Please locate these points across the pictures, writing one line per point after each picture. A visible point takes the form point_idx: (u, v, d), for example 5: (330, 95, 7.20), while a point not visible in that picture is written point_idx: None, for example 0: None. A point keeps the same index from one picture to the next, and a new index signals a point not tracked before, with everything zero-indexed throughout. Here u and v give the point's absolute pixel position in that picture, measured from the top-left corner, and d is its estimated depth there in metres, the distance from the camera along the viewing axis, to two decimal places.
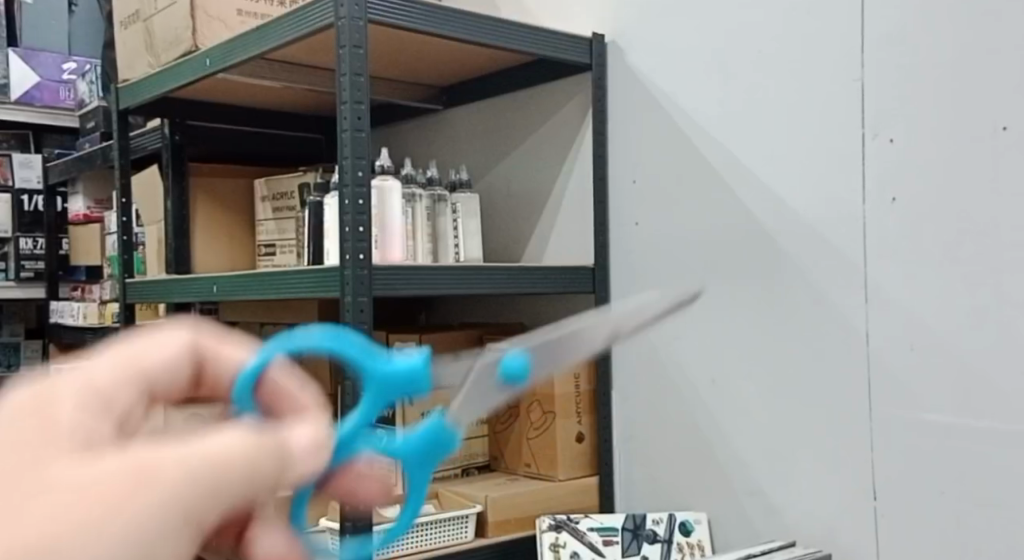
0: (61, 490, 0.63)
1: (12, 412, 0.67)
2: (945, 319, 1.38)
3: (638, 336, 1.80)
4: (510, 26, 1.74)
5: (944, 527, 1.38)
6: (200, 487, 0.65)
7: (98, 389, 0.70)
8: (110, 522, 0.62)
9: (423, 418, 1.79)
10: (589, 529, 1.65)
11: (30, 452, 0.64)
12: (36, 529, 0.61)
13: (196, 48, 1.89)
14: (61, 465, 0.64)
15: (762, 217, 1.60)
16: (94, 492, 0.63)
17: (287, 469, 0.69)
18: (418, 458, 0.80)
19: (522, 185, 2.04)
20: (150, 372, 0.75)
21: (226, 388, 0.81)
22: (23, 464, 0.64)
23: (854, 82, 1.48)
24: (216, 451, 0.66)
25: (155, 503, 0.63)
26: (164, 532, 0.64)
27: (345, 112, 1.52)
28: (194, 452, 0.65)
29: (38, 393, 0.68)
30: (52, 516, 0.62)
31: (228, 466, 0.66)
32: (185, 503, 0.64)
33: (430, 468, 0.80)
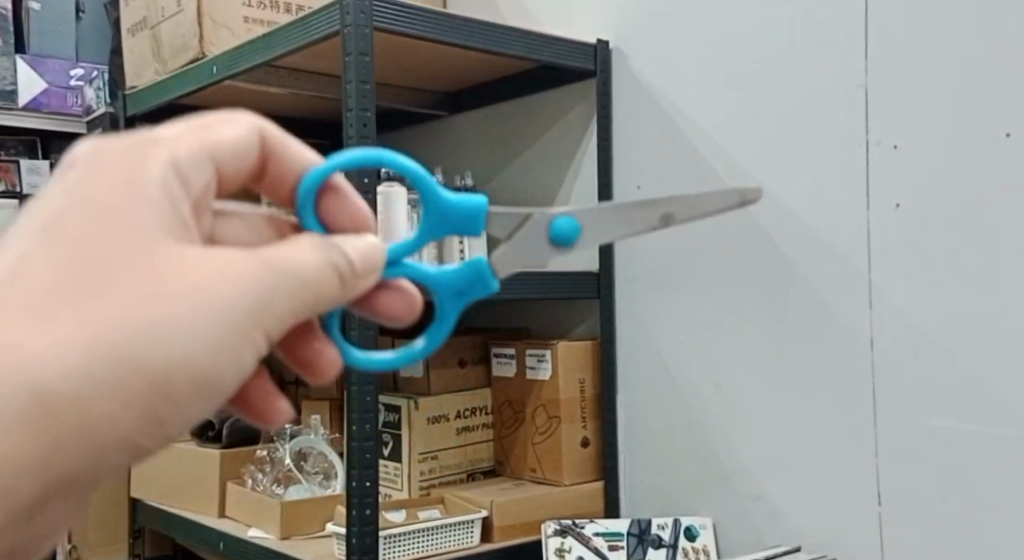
0: (174, 292, 0.70)
1: (122, 196, 0.72)
2: (948, 324, 1.38)
3: (643, 341, 1.81)
4: (515, 33, 1.75)
5: (947, 532, 1.39)
6: (290, 306, 0.73)
7: (189, 175, 0.75)
8: (215, 327, 0.70)
9: (429, 423, 1.79)
10: (594, 534, 1.66)
11: (145, 248, 0.70)
12: (144, 331, 0.68)
13: (204, 55, 1.91)
14: (173, 265, 0.71)
15: (766, 223, 1.61)
16: (205, 300, 0.70)
17: (353, 278, 0.77)
18: (453, 293, 0.93)
19: (527, 192, 2.05)
20: (226, 150, 0.79)
21: (291, 179, 0.86)
22: (139, 257, 0.70)
23: (858, 88, 1.48)
24: (303, 268, 0.73)
25: (238, 310, 0.71)
26: (244, 336, 0.72)
27: (350, 118, 1.53)
28: (267, 261, 0.73)
29: (142, 175, 0.73)
30: (168, 316, 0.69)
31: (297, 274, 0.73)
32: (262, 312, 0.72)
33: (462, 301, 0.93)
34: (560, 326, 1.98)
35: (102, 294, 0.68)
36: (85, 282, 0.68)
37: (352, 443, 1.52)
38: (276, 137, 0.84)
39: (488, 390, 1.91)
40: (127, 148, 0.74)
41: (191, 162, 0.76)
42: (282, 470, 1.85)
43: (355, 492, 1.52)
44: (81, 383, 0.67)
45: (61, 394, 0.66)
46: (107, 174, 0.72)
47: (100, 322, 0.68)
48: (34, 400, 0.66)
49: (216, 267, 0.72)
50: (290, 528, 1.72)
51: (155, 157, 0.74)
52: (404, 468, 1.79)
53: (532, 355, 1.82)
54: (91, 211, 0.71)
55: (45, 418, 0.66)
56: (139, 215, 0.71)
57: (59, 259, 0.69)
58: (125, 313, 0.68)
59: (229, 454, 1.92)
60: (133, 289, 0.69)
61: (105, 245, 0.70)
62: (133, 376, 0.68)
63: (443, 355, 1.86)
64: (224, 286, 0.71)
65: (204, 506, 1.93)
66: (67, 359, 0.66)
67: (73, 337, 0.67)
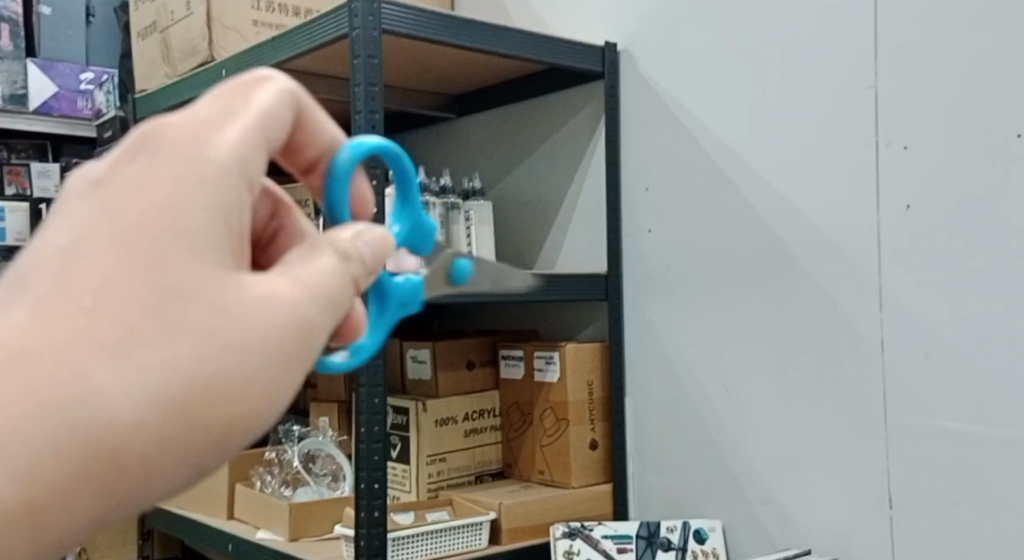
0: (235, 321, 0.58)
1: (183, 195, 0.58)
2: (958, 326, 1.37)
3: (651, 343, 1.80)
4: (524, 36, 1.74)
5: (959, 536, 1.38)
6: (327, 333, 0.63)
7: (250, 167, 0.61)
8: (278, 363, 0.60)
9: (436, 425, 1.79)
10: (603, 536, 1.66)
11: (200, 261, 0.58)
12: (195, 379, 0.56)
13: (213, 59, 1.91)
14: (234, 287, 0.59)
15: (774, 225, 1.60)
16: (267, 333, 0.59)
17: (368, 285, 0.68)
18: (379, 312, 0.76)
19: (535, 194, 2.05)
20: (275, 126, 0.64)
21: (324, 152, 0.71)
22: (200, 274, 0.58)
23: (868, 90, 1.48)
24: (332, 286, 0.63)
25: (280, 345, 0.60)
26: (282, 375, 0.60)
27: (358, 121, 1.53)
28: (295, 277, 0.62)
29: (199, 171, 0.59)
30: (230, 349, 0.58)
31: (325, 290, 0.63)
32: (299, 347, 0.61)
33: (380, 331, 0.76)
34: (568, 329, 1.98)
35: (160, 323, 0.56)
36: (143, 308, 0.56)
37: (360, 445, 1.52)
38: (307, 103, 0.68)
39: (496, 392, 1.91)
40: (177, 131, 0.60)
41: (249, 147, 0.62)
42: (290, 472, 1.86)
43: (364, 494, 1.51)
44: (145, 436, 0.55)
45: (126, 448, 0.54)
46: (156, 171, 0.59)
47: (161, 360, 0.56)
48: (100, 454, 0.54)
49: (271, 288, 0.61)
50: (298, 529, 1.72)
51: (209, 145, 0.60)
52: (412, 470, 1.79)
53: (540, 357, 1.82)
54: (145, 217, 0.57)
55: (105, 474, 0.54)
56: (198, 225, 0.58)
57: (113, 276, 0.56)
58: (187, 347, 0.57)
59: (238, 457, 1.92)
60: (192, 317, 0.57)
61: (164, 260, 0.57)
62: (200, 428, 0.57)
63: (450, 357, 1.86)
64: (285, 312, 0.60)
65: (213, 508, 1.94)
66: (128, 413, 0.54)
67: (135, 378, 0.55)
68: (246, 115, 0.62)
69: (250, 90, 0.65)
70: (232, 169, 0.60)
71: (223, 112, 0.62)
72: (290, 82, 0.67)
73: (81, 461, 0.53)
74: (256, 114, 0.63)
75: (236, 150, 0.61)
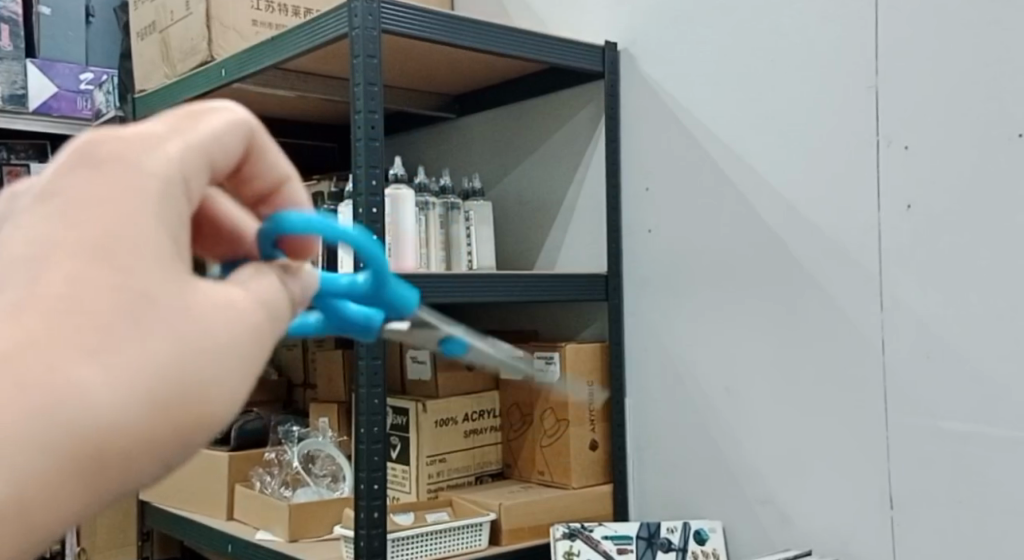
0: (203, 325, 0.52)
1: (145, 196, 0.52)
2: (960, 326, 1.37)
3: (651, 343, 1.80)
4: (524, 36, 1.74)
5: (962, 536, 1.37)
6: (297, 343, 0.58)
7: (200, 176, 0.55)
8: (246, 366, 0.54)
9: (436, 426, 1.79)
10: (602, 537, 1.65)
11: (170, 264, 0.52)
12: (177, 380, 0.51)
13: (213, 59, 1.91)
14: (200, 292, 0.53)
15: (775, 224, 1.60)
16: (245, 337, 0.54)
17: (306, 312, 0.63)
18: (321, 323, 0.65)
19: (535, 193, 2.04)
20: (228, 141, 0.57)
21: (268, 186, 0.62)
22: (166, 277, 0.52)
23: (870, 89, 1.47)
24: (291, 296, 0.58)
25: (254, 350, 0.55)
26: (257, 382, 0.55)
27: (358, 121, 1.53)
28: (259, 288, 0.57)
29: (159, 176, 0.53)
30: (211, 350, 0.52)
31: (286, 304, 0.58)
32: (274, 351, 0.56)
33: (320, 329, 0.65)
34: (567, 329, 1.98)
35: (129, 326, 0.50)
36: (110, 307, 0.50)
37: (360, 446, 1.51)
38: (261, 136, 0.60)
39: (496, 392, 1.90)
40: (129, 140, 0.54)
41: (198, 156, 0.55)
42: (290, 472, 1.86)
43: (363, 494, 1.51)
44: (119, 437, 0.49)
45: (101, 447, 0.48)
46: (114, 174, 0.52)
47: (132, 361, 0.49)
48: (69, 452, 0.47)
49: (235, 294, 0.55)
50: (298, 530, 1.71)
51: (164, 146, 0.54)
52: (411, 471, 1.78)
53: (540, 357, 1.82)
54: (104, 215, 0.51)
55: (77, 477, 0.48)
56: (158, 222, 0.52)
57: (76, 277, 0.49)
58: (157, 349, 0.50)
59: (237, 456, 1.92)
60: (159, 322, 0.51)
61: (130, 262, 0.51)
62: (172, 429, 0.50)
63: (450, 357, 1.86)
64: (249, 317, 0.55)
65: (212, 509, 1.93)
66: (113, 413, 0.48)
67: (110, 379, 0.49)
68: (197, 125, 0.56)
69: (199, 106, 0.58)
70: (188, 171, 0.54)
71: (173, 119, 0.56)
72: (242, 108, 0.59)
73: (53, 458, 0.47)
74: (209, 126, 0.57)
75: (190, 153, 0.55)
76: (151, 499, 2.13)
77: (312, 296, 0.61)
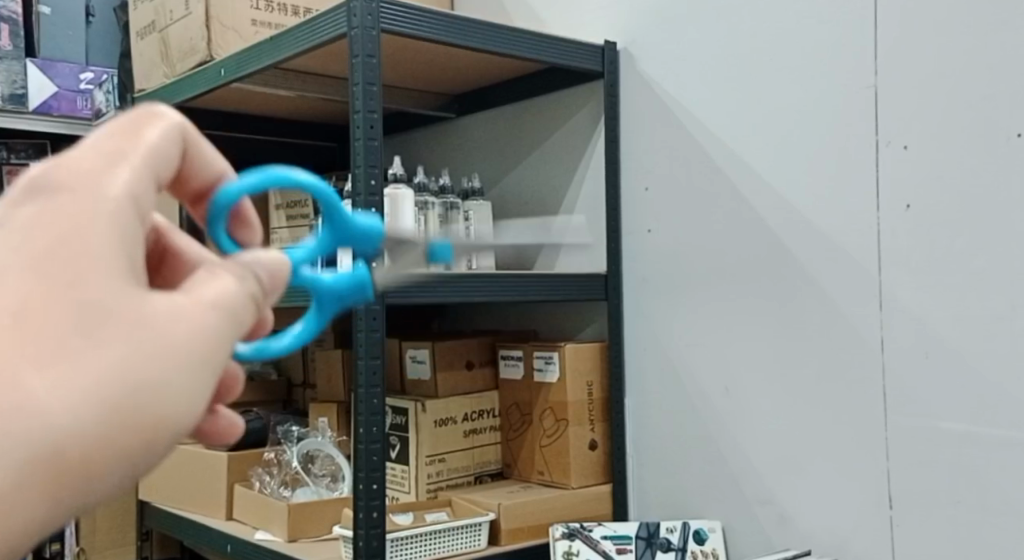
0: (154, 331, 0.60)
1: (91, 217, 0.60)
2: (958, 327, 1.37)
3: (651, 343, 1.80)
4: (523, 36, 1.74)
5: (959, 537, 1.37)
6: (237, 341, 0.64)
7: (144, 195, 0.63)
8: (196, 366, 0.61)
9: (435, 425, 1.78)
10: (602, 537, 1.64)
11: (119, 278, 0.60)
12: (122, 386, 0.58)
13: (212, 58, 1.91)
14: (150, 303, 0.61)
15: (775, 224, 1.60)
16: (183, 342, 0.61)
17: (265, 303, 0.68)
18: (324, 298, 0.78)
19: (535, 193, 2.04)
20: (164, 152, 0.66)
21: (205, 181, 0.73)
22: (117, 287, 0.60)
23: (869, 89, 1.47)
24: (230, 297, 0.64)
25: (195, 352, 0.61)
26: (198, 383, 0.62)
27: (356, 120, 1.52)
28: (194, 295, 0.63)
29: (101, 200, 0.61)
30: (155, 354, 0.60)
31: (226, 303, 0.64)
32: (215, 352, 0.62)
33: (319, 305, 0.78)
34: (567, 328, 1.98)
35: (80, 338, 0.58)
36: (66, 320, 0.58)
37: (359, 446, 1.51)
38: (193, 135, 0.70)
39: (495, 392, 1.90)
40: (73, 168, 0.62)
41: (141, 172, 0.63)
42: (289, 472, 1.86)
43: (362, 495, 1.51)
44: (81, 437, 0.57)
45: (64, 445, 0.56)
46: (62, 202, 0.60)
47: (90, 370, 0.58)
48: (33, 455, 0.56)
49: (184, 302, 0.62)
50: (296, 530, 1.71)
51: (109, 172, 0.62)
52: (411, 471, 1.78)
53: (540, 357, 1.81)
54: (57, 239, 0.59)
55: (49, 479, 0.56)
56: (106, 239, 0.60)
57: (32, 298, 0.57)
58: (111, 354, 0.58)
59: (237, 456, 1.91)
60: (114, 331, 0.59)
61: (81, 278, 0.58)
62: (132, 428, 0.59)
63: (450, 357, 1.86)
64: (199, 322, 0.62)
65: (211, 509, 1.93)
66: (70, 420, 0.57)
67: (69, 384, 0.57)
68: (137, 148, 0.64)
69: (140, 126, 0.66)
70: (131, 191, 0.62)
71: (115, 144, 0.64)
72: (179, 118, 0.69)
73: (25, 460, 0.55)
74: (146, 148, 0.65)
75: (132, 174, 0.63)
76: (150, 499, 2.12)
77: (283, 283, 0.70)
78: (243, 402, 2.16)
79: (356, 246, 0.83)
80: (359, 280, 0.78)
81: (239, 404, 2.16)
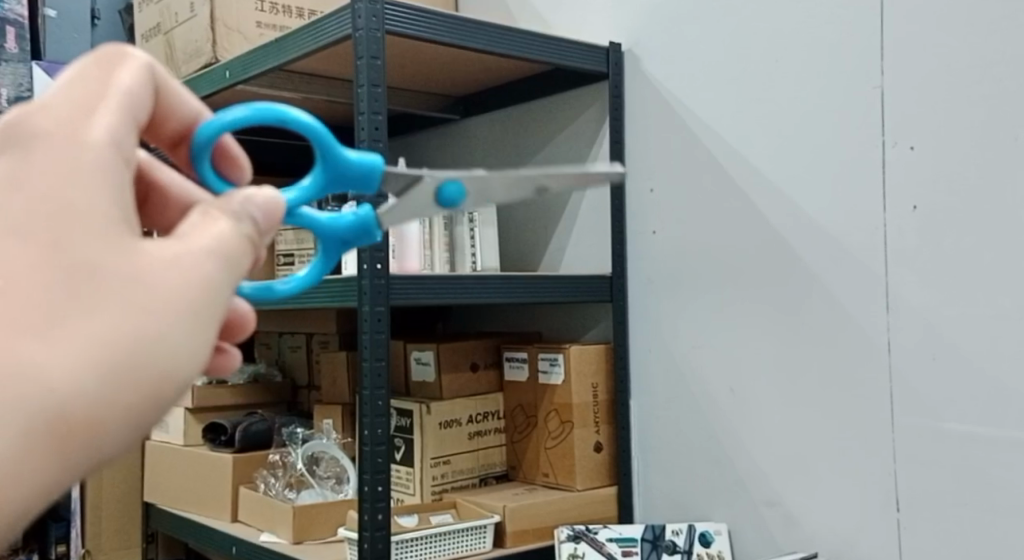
0: (148, 285, 0.61)
1: (78, 170, 0.61)
2: (966, 328, 1.37)
3: (657, 345, 1.79)
4: (528, 37, 1.74)
5: (966, 539, 1.37)
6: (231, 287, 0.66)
7: (127, 143, 0.65)
8: (197, 316, 0.63)
9: (441, 427, 1.78)
10: (607, 540, 1.64)
11: (109, 233, 0.61)
12: (120, 341, 0.59)
13: (216, 60, 1.91)
14: (143, 256, 0.62)
15: (780, 225, 1.59)
16: (178, 294, 0.62)
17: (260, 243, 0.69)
18: (336, 240, 0.82)
19: (540, 195, 2.04)
20: (141, 95, 0.68)
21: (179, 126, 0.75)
22: (108, 244, 0.61)
23: (874, 90, 1.47)
24: (224, 244, 0.65)
25: (190, 304, 0.63)
26: (196, 332, 0.63)
27: (362, 122, 1.52)
28: (184, 242, 0.64)
29: (84, 149, 0.62)
30: (151, 307, 0.61)
31: (217, 246, 0.65)
32: (209, 302, 0.64)
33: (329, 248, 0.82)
34: (571, 330, 1.97)
35: (76, 297, 0.59)
36: (60, 280, 0.59)
37: (364, 448, 1.51)
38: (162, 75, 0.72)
39: (500, 394, 1.90)
40: (54, 119, 0.63)
41: (122, 117, 0.65)
42: (294, 475, 1.84)
43: (367, 497, 1.51)
44: (88, 399, 0.58)
45: (72, 409, 0.57)
46: (46, 154, 0.61)
47: (89, 329, 0.59)
48: (42, 419, 0.57)
49: (179, 250, 0.64)
50: (301, 533, 1.71)
51: (87, 123, 0.63)
52: (416, 473, 1.77)
53: (545, 359, 1.81)
54: (47, 195, 0.60)
55: (57, 439, 0.57)
56: (96, 192, 0.61)
57: (29, 262, 0.59)
58: (108, 311, 0.60)
59: (242, 458, 1.91)
60: (108, 288, 0.60)
61: (72, 235, 0.60)
62: (136, 383, 0.60)
63: (455, 359, 1.85)
64: (195, 271, 0.63)
65: (216, 511, 1.93)
66: (73, 379, 0.58)
67: (69, 347, 0.58)
68: (111, 95, 0.65)
69: (109, 71, 0.67)
70: (112, 141, 0.63)
71: (89, 92, 0.65)
72: (148, 60, 0.70)
73: (31, 424, 0.56)
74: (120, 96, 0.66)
75: (113, 125, 0.64)
76: (156, 501, 2.12)
77: (279, 215, 0.71)
78: (247, 404, 2.15)
79: (358, 184, 0.83)
80: (362, 224, 0.81)
81: (244, 405, 2.15)
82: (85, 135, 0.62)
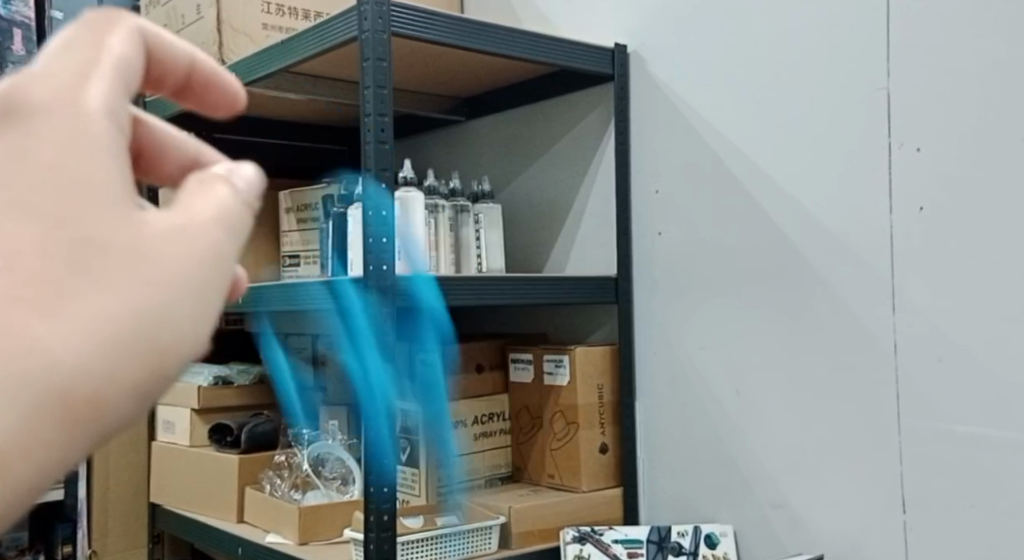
0: (158, 256, 0.49)
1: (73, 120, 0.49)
2: (972, 330, 1.36)
3: (662, 346, 1.79)
4: (535, 39, 1.74)
5: (974, 540, 1.37)
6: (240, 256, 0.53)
7: (126, 101, 0.51)
8: (206, 287, 0.50)
9: (446, 429, 1.78)
10: (613, 541, 1.66)
11: (110, 196, 0.48)
12: (132, 319, 0.47)
13: (223, 62, 1.89)
14: (145, 223, 0.49)
15: (786, 226, 1.59)
16: (196, 262, 0.50)
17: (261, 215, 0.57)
18: None
19: (545, 197, 2.04)
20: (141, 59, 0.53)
21: None
22: (108, 209, 0.48)
23: (881, 91, 1.47)
24: (224, 213, 0.52)
25: (205, 274, 0.50)
26: (202, 305, 0.50)
27: (368, 124, 1.52)
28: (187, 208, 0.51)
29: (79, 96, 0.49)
30: (163, 279, 0.49)
31: (232, 214, 0.53)
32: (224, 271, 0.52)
33: None
34: (577, 332, 1.97)
35: (72, 271, 0.46)
36: (55, 254, 0.46)
37: (370, 449, 1.51)
38: None
39: (505, 395, 1.90)
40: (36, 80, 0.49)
41: (120, 78, 0.51)
42: (299, 475, 1.85)
43: (373, 498, 1.51)
44: (87, 375, 0.46)
45: (69, 386, 0.45)
46: (30, 111, 0.48)
47: (95, 305, 0.46)
48: (39, 402, 0.44)
49: (185, 218, 0.51)
50: (306, 533, 1.71)
51: (90, 86, 0.49)
52: (422, 474, 1.77)
53: (550, 361, 1.81)
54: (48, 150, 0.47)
55: (48, 425, 0.45)
56: (105, 156, 0.49)
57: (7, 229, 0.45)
58: (116, 287, 0.47)
59: (248, 459, 1.91)
60: (113, 256, 0.48)
61: (75, 203, 0.47)
62: (139, 359, 0.47)
63: (461, 360, 1.85)
64: (204, 240, 0.51)
65: (222, 512, 1.94)
66: (68, 356, 0.45)
67: (69, 320, 0.46)
68: (104, 62, 0.50)
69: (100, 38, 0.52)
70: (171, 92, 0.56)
71: (83, 60, 0.50)
72: None
73: (28, 410, 0.44)
74: (113, 54, 0.51)
75: (110, 87, 0.50)
76: (162, 501, 2.13)
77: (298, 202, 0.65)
78: (253, 405, 2.15)
79: None
80: None
81: (248, 406, 2.15)
82: (79, 103, 0.49)
